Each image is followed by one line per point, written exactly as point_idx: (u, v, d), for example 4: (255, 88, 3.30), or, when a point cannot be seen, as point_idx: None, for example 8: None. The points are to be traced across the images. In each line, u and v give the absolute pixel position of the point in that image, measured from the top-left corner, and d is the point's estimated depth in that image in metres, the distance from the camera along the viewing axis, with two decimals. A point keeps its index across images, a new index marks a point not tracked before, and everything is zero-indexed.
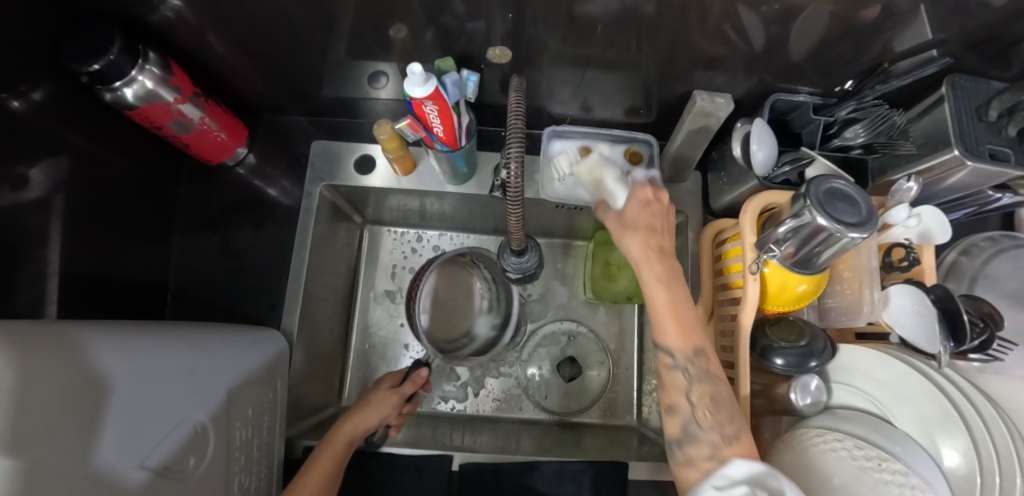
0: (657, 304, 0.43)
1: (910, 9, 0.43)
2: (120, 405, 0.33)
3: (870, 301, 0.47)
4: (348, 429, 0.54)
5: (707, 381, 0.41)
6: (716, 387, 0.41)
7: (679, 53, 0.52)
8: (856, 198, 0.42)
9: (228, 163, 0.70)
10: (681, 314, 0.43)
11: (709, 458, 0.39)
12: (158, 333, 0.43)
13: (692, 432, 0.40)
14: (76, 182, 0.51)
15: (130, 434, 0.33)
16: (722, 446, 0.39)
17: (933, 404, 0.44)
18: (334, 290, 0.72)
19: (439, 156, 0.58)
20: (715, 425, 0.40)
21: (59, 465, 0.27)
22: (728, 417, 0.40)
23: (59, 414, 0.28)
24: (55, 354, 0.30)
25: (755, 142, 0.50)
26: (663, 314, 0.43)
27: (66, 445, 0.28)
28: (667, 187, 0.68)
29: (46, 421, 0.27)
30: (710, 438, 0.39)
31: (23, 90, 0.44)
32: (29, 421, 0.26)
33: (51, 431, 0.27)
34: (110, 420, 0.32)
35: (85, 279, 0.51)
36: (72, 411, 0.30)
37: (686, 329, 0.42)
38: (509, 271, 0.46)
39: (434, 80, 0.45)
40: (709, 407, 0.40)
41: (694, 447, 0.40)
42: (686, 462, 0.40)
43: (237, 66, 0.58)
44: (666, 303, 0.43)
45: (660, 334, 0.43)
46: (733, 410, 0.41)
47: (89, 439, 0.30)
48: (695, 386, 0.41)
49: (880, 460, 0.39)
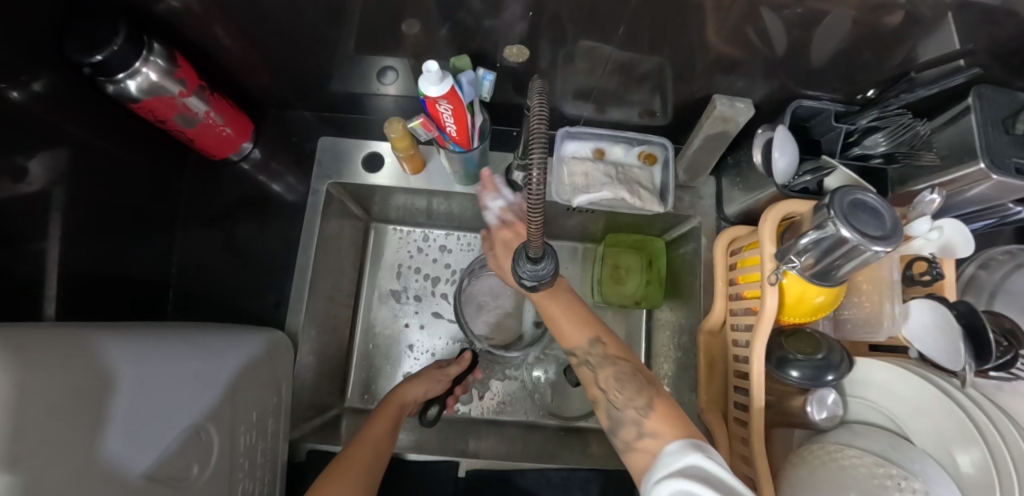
0: (554, 316, 0.51)
1: (938, 16, 0.41)
2: (125, 411, 0.32)
3: (891, 314, 0.46)
4: (405, 393, 0.61)
5: (608, 363, 0.47)
6: (619, 365, 0.47)
7: (697, 56, 0.50)
8: (880, 211, 0.40)
9: (233, 157, 0.68)
10: (572, 316, 0.50)
11: (639, 435, 0.42)
12: (163, 335, 0.42)
13: (616, 416, 0.44)
14: (78, 175, 0.49)
15: (135, 442, 0.32)
16: (642, 419, 0.42)
17: (951, 419, 0.42)
18: (340, 290, 0.71)
19: (451, 156, 0.57)
20: (628, 402, 0.44)
21: (65, 478, 0.26)
22: (636, 389, 0.44)
23: (63, 424, 0.28)
24: (62, 360, 0.30)
25: (776, 149, 0.49)
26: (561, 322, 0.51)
27: (71, 457, 0.27)
28: (680, 192, 0.67)
29: (45, 434, 0.26)
30: (631, 416, 0.43)
31: (23, 80, 0.43)
32: (25, 435, 0.25)
33: (56, 443, 0.27)
34: (115, 428, 0.31)
35: (84, 275, 0.50)
36: (76, 420, 0.29)
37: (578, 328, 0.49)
38: (524, 279, 0.44)
39: (449, 79, 0.44)
40: (616, 385, 0.45)
41: (623, 430, 0.43)
42: (628, 447, 0.43)
43: (243, 58, 0.57)
44: (558, 313, 0.50)
45: (566, 340, 0.50)
46: (639, 382, 0.45)
47: (95, 449, 0.29)
48: (600, 373, 0.47)
49: (900, 480, 0.38)
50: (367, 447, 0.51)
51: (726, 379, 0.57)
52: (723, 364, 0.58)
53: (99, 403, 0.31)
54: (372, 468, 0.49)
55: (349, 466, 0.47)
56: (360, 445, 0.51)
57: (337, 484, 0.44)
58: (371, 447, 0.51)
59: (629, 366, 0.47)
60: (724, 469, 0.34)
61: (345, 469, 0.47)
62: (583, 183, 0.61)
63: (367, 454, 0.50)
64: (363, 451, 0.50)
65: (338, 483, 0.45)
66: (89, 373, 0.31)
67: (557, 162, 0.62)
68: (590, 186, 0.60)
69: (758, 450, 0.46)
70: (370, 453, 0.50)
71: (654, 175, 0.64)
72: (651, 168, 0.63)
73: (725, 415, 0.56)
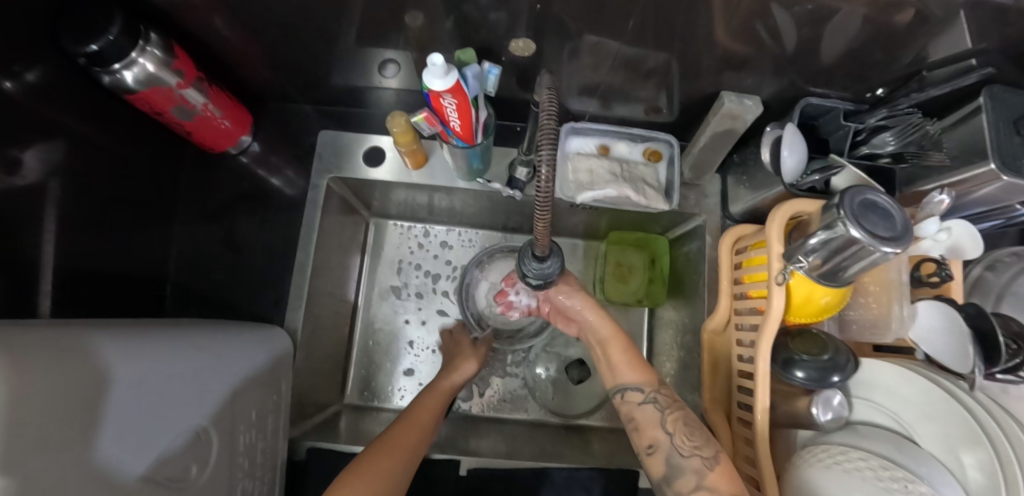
0: (607, 342, 0.52)
1: (949, 15, 0.41)
2: (122, 414, 0.32)
3: (899, 316, 0.45)
4: (453, 377, 0.60)
5: (676, 407, 0.46)
6: (686, 411, 0.46)
7: (705, 52, 0.49)
8: (891, 212, 0.40)
9: (231, 151, 0.67)
10: (628, 355, 0.51)
11: (697, 488, 0.40)
12: (158, 332, 0.41)
13: (677, 463, 0.42)
14: (73, 168, 0.48)
15: (134, 446, 0.32)
16: (706, 471, 0.41)
17: (958, 423, 0.42)
18: (340, 285, 0.70)
19: (454, 151, 0.56)
20: (695, 450, 0.42)
21: (60, 487, 0.26)
22: (704, 438, 0.43)
23: (60, 429, 0.27)
24: (60, 361, 0.29)
25: (785, 148, 0.48)
26: (618, 354, 0.51)
27: (67, 465, 0.27)
28: (685, 189, 0.66)
29: (40, 436, 0.25)
30: (694, 465, 0.42)
31: (17, 71, 0.41)
32: (20, 436, 0.24)
33: (53, 451, 0.26)
34: (112, 432, 0.31)
35: (79, 271, 0.49)
36: (74, 425, 0.28)
37: (639, 366, 0.49)
38: (530, 278, 0.43)
39: (455, 73, 0.43)
40: (685, 430, 0.44)
41: (680, 479, 0.42)
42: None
43: (242, 50, 0.55)
44: (617, 349, 0.51)
45: (625, 374, 0.49)
46: (706, 432, 0.44)
47: (92, 457, 0.29)
48: (668, 414, 0.45)
49: (906, 482, 0.37)
50: (414, 428, 0.50)
51: (729, 379, 0.57)
52: (727, 364, 0.58)
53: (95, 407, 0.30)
54: (414, 455, 0.48)
55: (394, 446, 0.47)
56: (407, 426, 0.50)
57: (378, 465, 0.44)
58: (417, 431, 0.50)
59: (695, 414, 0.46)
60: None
61: (390, 450, 0.46)
62: (589, 179, 0.60)
63: (411, 438, 0.49)
64: (410, 434, 0.49)
65: (380, 463, 0.44)
66: (86, 375, 0.30)
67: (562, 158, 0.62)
68: (594, 183, 0.59)
69: (763, 451, 0.46)
70: (415, 436, 0.49)
71: (659, 172, 0.63)
72: (656, 165, 0.62)
73: (728, 415, 0.56)
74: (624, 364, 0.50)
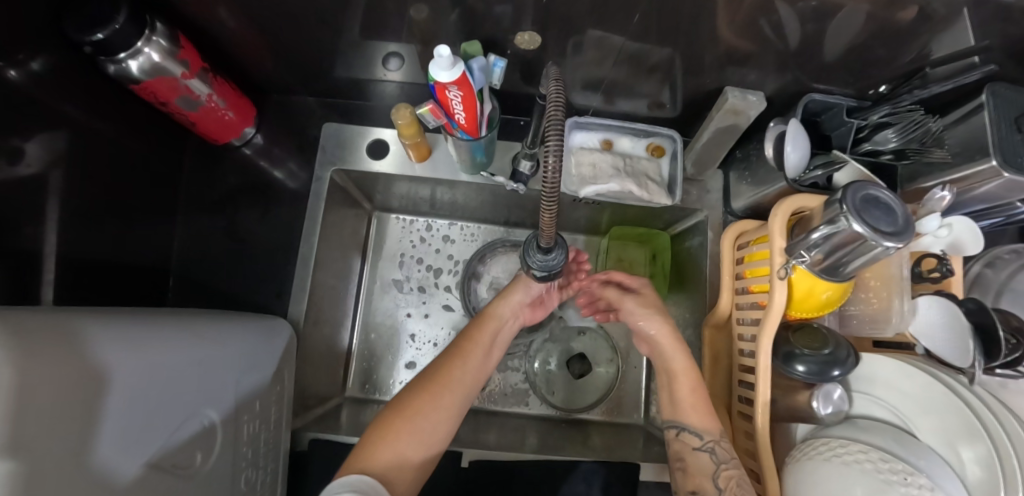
0: (677, 376, 0.52)
1: (952, 13, 0.41)
2: (126, 403, 0.32)
3: (900, 311, 0.46)
4: (501, 305, 0.57)
5: (733, 464, 0.46)
6: (743, 472, 0.45)
7: (708, 48, 0.50)
8: (893, 207, 0.40)
9: (234, 142, 0.67)
10: (698, 401, 0.50)
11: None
12: (157, 320, 0.41)
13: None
14: (74, 158, 0.48)
15: (136, 435, 0.32)
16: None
17: (957, 417, 0.42)
18: (342, 278, 0.70)
19: (458, 144, 0.56)
20: None
21: (65, 476, 0.26)
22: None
23: (67, 418, 0.27)
24: (64, 350, 0.28)
25: (788, 143, 0.49)
26: (684, 393, 0.51)
27: (74, 452, 0.27)
28: (687, 185, 0.66)
29: (48, 420, 0.25)
30: None
31: (22, 59, 0.41)
32: (28, 420, 0.24)
33: (59, 441, 0.26)
34: (116, 420, 0.31)
35: (81, 261, 0.49)
36: (80, 414, 0.28)
37: (705, 414, 0.49)
38: (535, 270, 0.43)
39: (461, 65, 0.43)
40: (736, 491, 0.43)
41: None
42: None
43: (246, 41, 0.55)
44: (689, 386, 0.51)
45: (687, 415, 0.50)
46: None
47: (96, 445, 0.29)
48: (722, 468, 0.45)
49: (905, 474, 0.38)
50: (460, 362, 0.51)
51: (731, 373, 0.57)
52: (728, 358, 0.58)
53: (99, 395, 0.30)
54: (461, 390, 0.50)
55: (441, 379, 0.49)
56: (454, 359, 0.52)
57: (427, 397, 0.47)
58: (462, 365, 0.51)
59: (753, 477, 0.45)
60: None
61: (438, 382, 0.49)
62: (592, 174, 0.60)
63: (457, 371, 0.51)
64: (458, 366, 0.51)
65: (426, 395, 0.47)
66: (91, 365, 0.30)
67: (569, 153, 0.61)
68: (597, 177, 0.59)
69: (763, 443, 0.47)
70: (462, 369, 0.51)
71: (662, 167, 0.63)
72: (659, 160, 0.63)
73: (729, 408, 0.56)
74: (690, 406, 0.50)
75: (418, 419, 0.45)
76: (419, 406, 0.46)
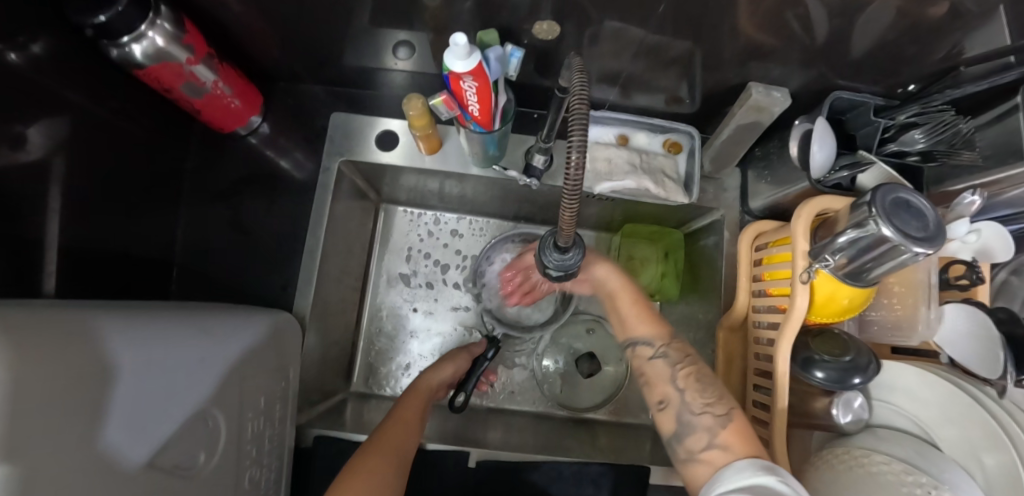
0: (619, 297, 0.54)
1: (986, 11, 0.39)
2: (124, 405, 0.31)
3: (925, 320, 0.44)
4: (435, 375, 0.60)
5: (687, 362, 0.47)
6: (697, 366, 0.47)
7: (731, 42, 0.48)
8: (924, 213, 0.38)
9: (240, 131, 0.65)
10: (634, 306, 0.52)
11: (707, 446, 0.41)
12: (161, 314, 0.39)
13: (687, 420, 0.43)
14: (76, 145, 0.47)
15: (139, 437, 0.31)
16: (717, 429, 0.41)
17: (980, 427, 0.41)
18: (348, 272, 0.69)
19: (471, 137, 0.55)
20: (707, 407, 0.43)
21: (66, 479, 0.25)
22: (716, 395, 0.44)
23: (62, 422, 0.26)
24: (62, 350, 0.27)
25: (815, 142, 0.47)
26: (630, 311, 0.52)
27: (70, 457, 0.26)
28: (703, 183, 0.64)
29: (42, 424, 0.24)
30: (705, 422, 0.42)
31: (22, 41, 0.40)
32: (22, 424, 0.23)
33: (58, 443, 0.25)
34: (115, 422, 0.30)
35: (84, 251, 0.48)
36: (75, 417, 0.27)
37: (651, 323, 0.51)
38: (550, 269, 0.42)
39: (477, 54, 0.41)
40: (695, 386, 0.45)
41: (691, 436, 0.42)
42: (689, 458, 0.42)
43: (252, 26, 0.53)
44: (629, 300, 0.53)
45: (636, 331, 0.50)
46: (719, 388, 0.44)
47: (96, 447, 0.28)
48: (679, 369, 0.46)
49: (930, 489, 0.37)
50: (399, 428, 0.50)
51: (745, 376, 0.56)
52: (742, 361, 0.57)
53: (97, 397, 0.29)
54: (403, 454, 0.47)
55: (382, 446, 0.46)
56: (394, 425, 0.50)
57: (391, 440, 0.47)
58: (403, 428, 0.50)
59: (705, 369, 0.47)
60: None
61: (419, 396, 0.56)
62: (606, 171, 0.59)
63: (398, 437, 0.48)
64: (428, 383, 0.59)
65: (375, 461, 0.44)
66: (87, 366, 0.29)
67: (560, 143, 0.62)
68: (613, 173, 0.58)
69: (778, 450, 0.45)
70: (404, 436, 0.49)
71: (679, 164, 0.61)
72: (676, 157, 0.61)
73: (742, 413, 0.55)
74: (638, 321, 0.51)
75: (370, 485, 0.42)
76: (366, 473, 0.42)
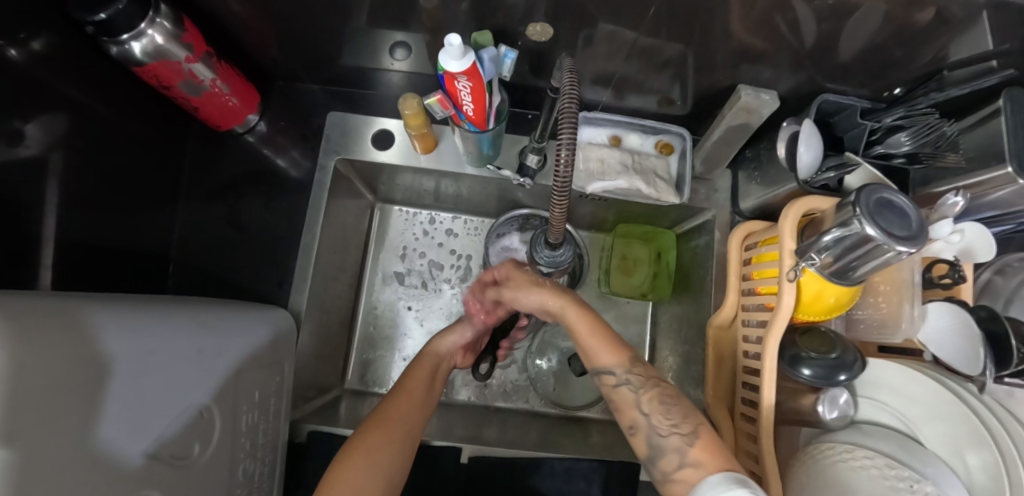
0: (578, 327, 0.48)
1: (970, 15, 0.40)
2: (118, 400, 0.31)
3: (909, 317, 0.45)
4: (452, 335, 0.59)
5: (650, 384, 0.42)
6: (661, 388, 0.42)
7: (720, 45, 0.49)
8: (907, 212, 0.39)
9: (238, 129, 0.66)
10: (597, 331, 0.47)
11: (680, 466, 0.37)
12: (158, 308, 0.39)
13: (658, 443, 0.39)
14: (74, 141, 0.47)
15: (133, 432, 0.31)
16: (686, 448, 0.37)
17: (965, 425, 0.42)
18: (343, 269, 0.69)
19: (466, 136, 0.55)
20: (674, 428, 0.39)
21: (62, 466, 0.26)
22: (683, 415, 0.39)
23: (56, 415, 0.26)
24: (58, 344, 0.28)
25: (802, 144, 0.48)
26: (589, 338, 0.47)
27: (67, 445, 0.26)
28: (695, 184, 0.65)
29: (38, 411, 0.25)
30: (675, 443, 0.38)
31: (22, 38, 0.41)
32: (19, 410, 0.23)
33: (55, 430, 0.26)
34: (110, 417, 0.30)
35: (80, 246, 0.48)
36: (69, 411, 0.27)
37: (612, 346, 0.46)
38: (541, 265, 0.43)
39: (471, 54, 0.42)
40: (661, 408, 0.40)
41: (662, 459, 0.38)
42: (666, 479, 0.38)
43: (251, 26, 0.54)
44: (586, 328, 0.48)
45: (595, 357, 0.46)
46: (686, 407, 0.40)
47: (91, 435, 0.28)
48: (641, 393, 0.42)
49: (911, 482, 0.38)
50: (403, 400, 0.49)
51: (733, 375, 0.57)
52: (732, 359, 0.58)
53: (93, 391, 0.29)
54: (411, 428, 0.47)
55: (386, 421, 0.46)
56: (397, 398, 0.49)
57: (390, 416, 0.46)
58: (407, 400, 0.49)
59: (671, 389, 0.42)
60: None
61: (423, 366, 0.55)
62: (598, 171, 0.60)
63: (401, 409, 0.48)
64: (431, 351, 0.57)
65: (369, 442, 0.43)
66: (84, 360, 0.29)
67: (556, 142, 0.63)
68: (605, 173, 0.59)
69: (766, 446, 0.46)
70: (407, 407, 0.48)
71: (671, 165, 0.62)
72: (668, 158, 0.62)
73: (732, 412, 0.55)
74: (599, 346, 0.46)
75: (369, 463, 0.42)
76: (373, 451, 0.43)
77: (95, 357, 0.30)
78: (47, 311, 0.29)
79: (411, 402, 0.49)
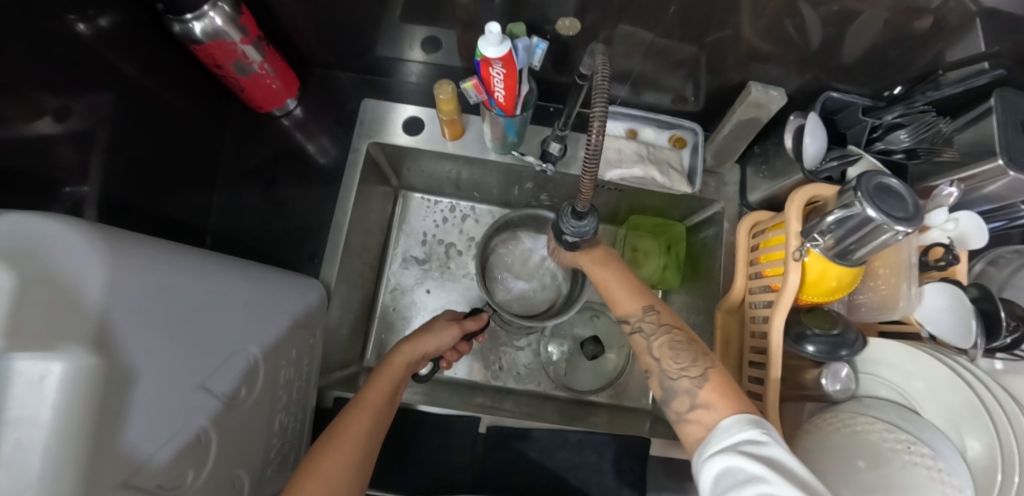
0: (606, 286, 0.55)
1: (963, 23, 0.45)
2: (149, 387, 0.28)
3: (906, 295, 0.48)
4: (408, 351, 0.55)
5: (661, 331, 0.48)
6: (672, 334, 0.48)
7: (733, 47, 0.53)
8: (903, 194, 0.43)
9: (276, 112, 0.70)
10: (622, 286, 0.54)
11: (691, 407, 0.43)
12: (187, 263, 0.34)
13: (669, 386, 0.45)
14: (125, 113, 0.50)
15: (160, 425, 0.30)
16: (696, 390, 0.43)
17: (961, 397, 0.45)
18: (368, 250, 0.72)
19: (493, 120, 0.59)
20: (683, 371, 0.45)
21: (136, 386, 0.27)
22: (691, 359, 0.45)
23: (142, 336, 0.28)
24: (79, 344, 0.23)
25: (807, 135, 0.53)
26: (614, 290, 0.54)
27: (145, 365, 0.28)
28: (707, 176, 0.69)
29: (126, 330, 0.26)
30: (685, 385, 0.44)
31: (91, 14, 0.45)
32: (113, 324, 0.25)
33: (137, 350, 0.27)
34: (177, 351, 0.31)
35: (131, 208, 0.52)
36: (154, 333, 0.29)
37: (634, 297, 0.52)
38: (567, 234, 0.46)
39: (508, 43, 0.45)
40: (670, 354, 0.46)
41: (675, 399, 0.44)
42: (680, 418, 0.44)
43: (296, 14, 0.58)
44: (608, 283, 0.55)
45: (619, 307, 0.53)
46: (694, 352, 0.46)
47: (162, 362, 0.30)
48: (654, 340, 0.48)
49: (909, 443, 0.40)
50: (363, 415, 0.47)
51: (740, 356, 0.60)
52: (739, 340, 0.61)
53: (173, 317, 0.31)
54: (368, 448, 0.46)
55: (344, 437, 0.45)
56: (357, 412, 0.47)
57: (350, 433, 0.45)
58: (369, 419, 0.47)
59: (682, 335, 0.48)
60: (782, 450, 0.35)
61: (390, 372, 0.53)
62: (615, 161, 0.64)
63: (360, 426, 0.46)
64: (404, 356, 0.55)
65: (330, 460, 0.42)
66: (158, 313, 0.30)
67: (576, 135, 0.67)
68: (622, 161, 0.64)
69: (771, 414, 0.50)
70: (366, 422, 0.47)
71: (683, 158, 0.66)
72: (680, 152, 0.66)
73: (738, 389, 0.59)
74: (622, 298, 0.53)
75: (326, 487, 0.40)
76: (325, 476, 0.41)
77: (128, 343, 0.26)
78: (57, 274, 0.23)
79: (372, 421, 0.47)
